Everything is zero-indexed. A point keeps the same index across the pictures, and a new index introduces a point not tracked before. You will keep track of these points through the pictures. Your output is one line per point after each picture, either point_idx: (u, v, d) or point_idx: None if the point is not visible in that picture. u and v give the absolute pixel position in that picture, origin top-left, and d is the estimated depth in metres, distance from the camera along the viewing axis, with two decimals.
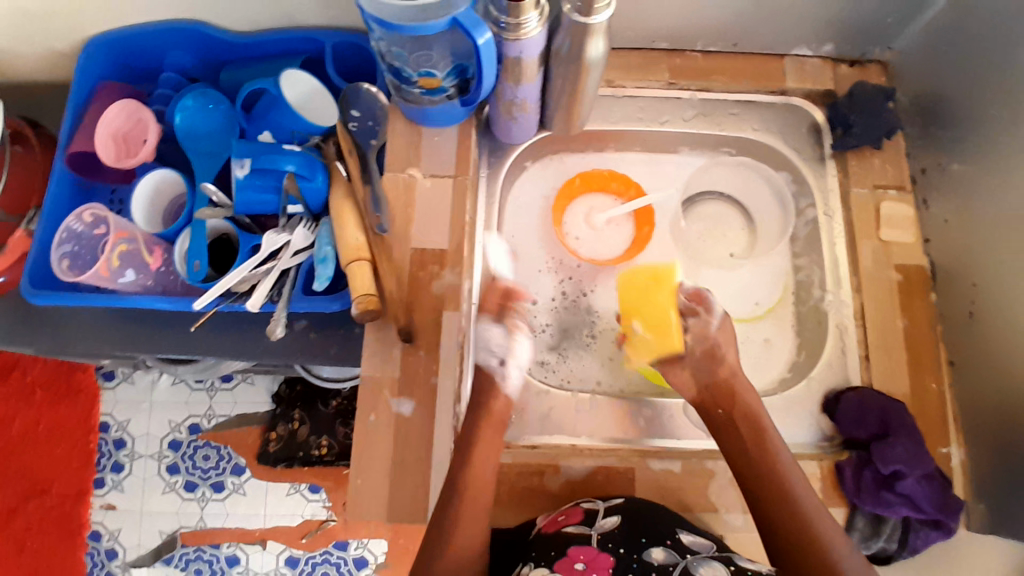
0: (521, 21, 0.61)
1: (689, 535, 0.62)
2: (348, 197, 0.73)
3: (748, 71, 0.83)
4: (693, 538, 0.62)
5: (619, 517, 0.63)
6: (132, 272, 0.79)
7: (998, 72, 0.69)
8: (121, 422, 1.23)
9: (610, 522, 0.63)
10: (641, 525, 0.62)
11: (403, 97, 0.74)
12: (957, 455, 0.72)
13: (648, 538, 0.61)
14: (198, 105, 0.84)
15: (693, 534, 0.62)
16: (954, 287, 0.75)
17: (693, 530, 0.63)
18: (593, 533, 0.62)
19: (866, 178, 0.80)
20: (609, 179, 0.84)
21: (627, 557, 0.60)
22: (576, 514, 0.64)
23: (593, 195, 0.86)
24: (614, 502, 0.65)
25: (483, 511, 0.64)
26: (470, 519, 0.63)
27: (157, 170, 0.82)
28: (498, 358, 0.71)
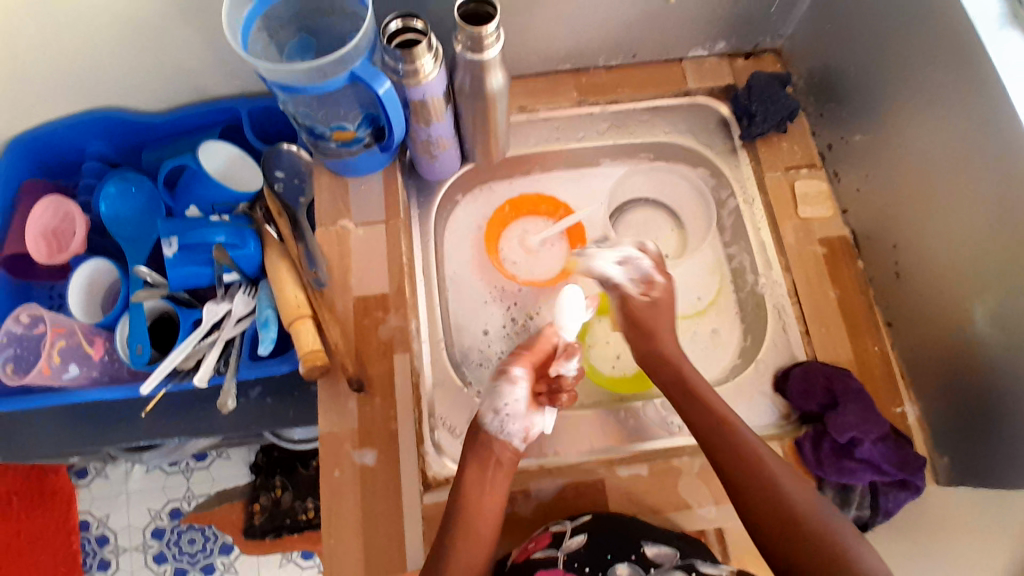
0: (418, 66, 0.64)
1: (654, 546, 0.63)
2: (284, 258, 0.75)
3: (652, 79, 0.88)
4: (657, 551, 0.62)
5: (586, 534, 0.64)
6: (75, 366, 0.79)
7: (871, 44, 0.75)
8: (101, 518, 1.19)
9: (576, 542, 0.63)
10: (606, 541, 0.63)
11: (323, 153, 0.76)
12: (912, 411, 0.73)
13: (612, 554, 0.62)
14: (121, 190, 0.85)
15: (658, 544, 0.63)
16: (878, 251, 0.78)
17: (659, 538, 0.64)
18: (560, 555, 0.62)
19: (777, 161, 0.84)
20: (538, 202, 0.88)
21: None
22: (545, 540, 0.65)
23: (524, 220, 0.90)
24: (581, 519, 0.66)
25: (479, 551, 0.63)
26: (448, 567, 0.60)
27: (90, 261, 0.83)
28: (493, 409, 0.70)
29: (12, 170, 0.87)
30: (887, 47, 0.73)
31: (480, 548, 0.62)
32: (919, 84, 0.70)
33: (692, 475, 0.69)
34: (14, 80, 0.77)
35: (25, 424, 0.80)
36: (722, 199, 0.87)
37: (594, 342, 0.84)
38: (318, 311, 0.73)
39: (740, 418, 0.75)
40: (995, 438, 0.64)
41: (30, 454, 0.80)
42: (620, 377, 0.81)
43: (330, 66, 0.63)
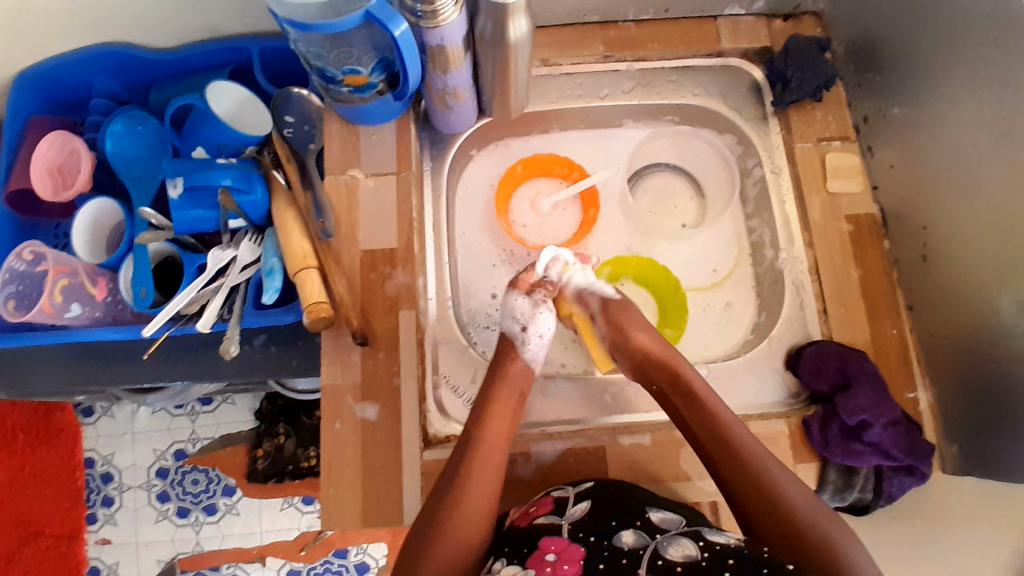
0: (437, 7, 0.61)
1: (657, 514, 0.62)
2: (291, 204, 0.73)
3: (683, 36, 0.83)
4: (661, 517, 0.61)
5: (589, 502, 0.63)
6: (77, 306, 0.78)
7: (926, 7, 0.69)
8: (106, 456, 1.22)
9: (579, 509, 0.62)
10: (611, 508, 0.62)
11: (334, 97, 0.73)
12: (924, 397, 0.72)
13: (617, 521, 0.60)
14: (127, 128, 0.81)
15: (661, 512, 0.62)
16: (907, 230, 0.74)
17: (661, 507, 0.63)
18: (565, 523, 0.61)
19: (810, 131, 0.80)
20: (552, 164, 0.84)
21: (598, 546, 0.58)
22: (546, 506, 0.64)
23: (535, 181, 0.86)
24: (584, 487, 0.65)
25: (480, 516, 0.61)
26: (457, 513, 0.59)
27: (97, 199, 0.81)
28: (521, 325, 0.71)
29: (18, 106, 0.85)
30: (939, 13, 0.68)
31: (481, 509, 0.61)
32: (967, 53, 0.65)
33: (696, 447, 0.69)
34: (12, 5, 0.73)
35: (28, 357, 0.80)
36: (747, 168, 0.84)
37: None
38: (324, 262, 0.71)
39: (748, 395, 0.74)
40: (1008, 423, 0.63)
41: (27, 391, 0.80)
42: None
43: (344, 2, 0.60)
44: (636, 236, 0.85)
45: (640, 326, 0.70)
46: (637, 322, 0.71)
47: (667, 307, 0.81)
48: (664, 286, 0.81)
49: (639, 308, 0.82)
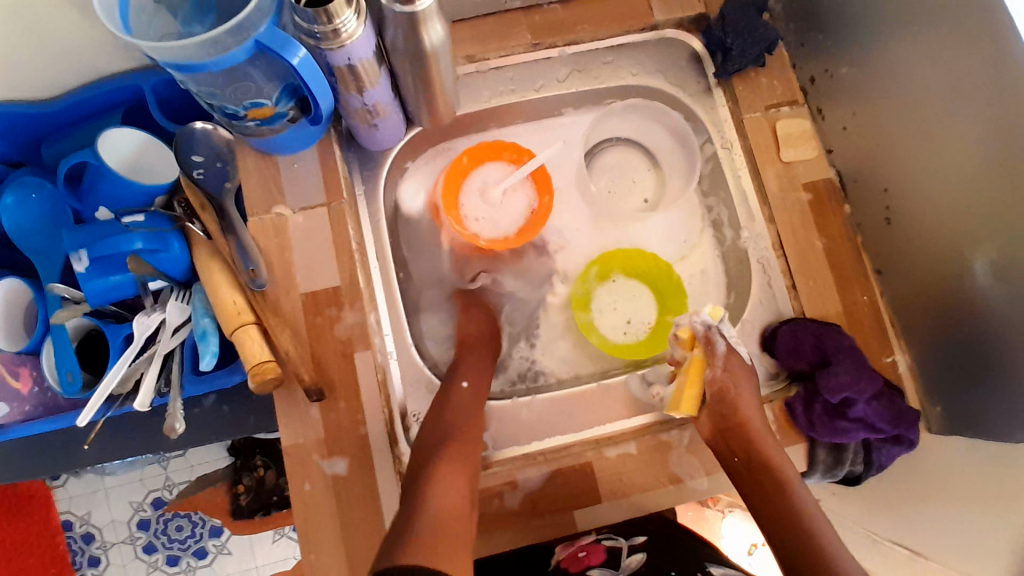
0: (337, 26, 0.54)
1: (719, 568, 0.66)
2: (214, 256, 0.67)
3: (614, 13, 0.77)
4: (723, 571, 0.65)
5: (644, 553, 0.66)
6: (2, 405, 0.72)
7: None
8: (83, 516, 1.15)
9: (635, 560, 0.66)
10: (667, 558, 0.66)
11: (242, 132, 0.66)
12: (902, 360, 0.71)
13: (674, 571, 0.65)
14: (19, 197, 0.72)
15: (723, 566, 0.66)
16: (867, 192, 0.72)
17: (723, 561, 0.67)
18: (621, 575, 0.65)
19: (756, 100, 0.76)
20: (499, 149, 0.76)
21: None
22: (598, 554, 0.66)
23: (483, 168, 0.78)
24: (637, 538, 0.68)
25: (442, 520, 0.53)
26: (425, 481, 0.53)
27: (0, 281, 0.72)
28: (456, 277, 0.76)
29: None
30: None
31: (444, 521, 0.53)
32: (903, 4, 0.62)
33: (682, 448, 0.67)
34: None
35: None
36: (698, 145, 0.80)
37: (599, 308, 0.77)
38: (262, 316, 0.65)
39: None
40: (982, 384, 0.62)
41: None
42: (634, 342, 0.76)
43: (226, 38, 0.53)
44: (595, 227, 0.80)
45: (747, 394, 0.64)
46: (739, 381, 0.64)
47: (665, 300, 0.76)
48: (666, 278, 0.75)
49: (635, 301, 0.78)
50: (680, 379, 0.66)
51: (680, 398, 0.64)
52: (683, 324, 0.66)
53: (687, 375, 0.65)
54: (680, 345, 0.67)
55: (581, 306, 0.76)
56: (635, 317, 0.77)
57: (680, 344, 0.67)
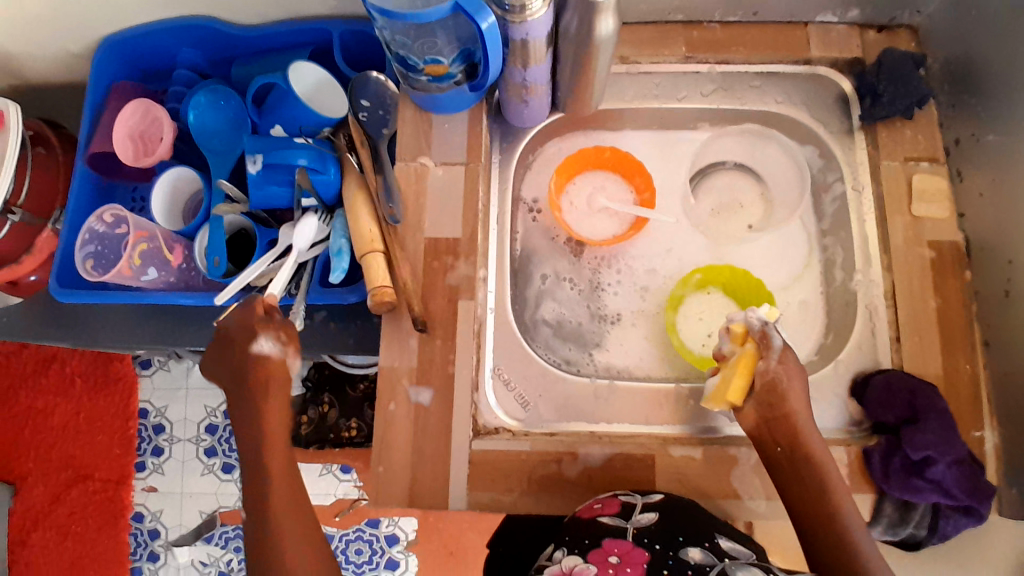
0: (526, 3, 0.60)
1: (728, 541, 0.62)
2: (361, 187, 0.74)
3: (773, 41, 0.80)
4: (731, 544, 0.61)
5: (656, 513, 0.63)
6: (154, 270, 0.80)
7: None
8: (159, 408, 1.28)
9: (647, 518, 0.63)
10: (678, 524, 0.62)
11: (411, 85, 0.73)
12: (990, 438, 0.69)
13: (685, 537, 0.61)
14: (210, 101, 0.83)
15: (732, 541, 0.62)
16: (989, 263, 0.71)
17: (731, 535, 0.63)
18: (630, 527, 0.63)
19: (897, 149, 0.76)
20: (636, 172, 0.81)
21: (663, 554, 0.61)
22: (614, 506, 0.64)
23: (603, 172, 0.84)
24: (653, 497, 0.65)
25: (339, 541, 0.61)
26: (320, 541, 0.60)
27: (177, 167, 0.83)
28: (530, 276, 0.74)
29: (102, 72, 0.86)
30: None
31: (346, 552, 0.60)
32: None
33: (747, 467, 0.68)
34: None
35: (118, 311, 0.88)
36: (826, 182, 0.80)
37: (686, 314, 0.78)
38: (390, 247, 0.72)
39: None
40: None
41: (115, 343, 0.87)
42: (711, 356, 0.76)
43: None
44: (704, 243, 0.81)
45: (795, 384, 0.64)
46: (793, 376, 0.64)
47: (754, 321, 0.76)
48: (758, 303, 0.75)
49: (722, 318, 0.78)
50: (727, 371, 0.66)
51: (726, 389, 0.65)
52: (738, 318, 0.66)
53: (735, 367, 0.65)
54: (729, 335, 0.67)
55: (669, 307, 0.78)
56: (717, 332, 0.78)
57: (727, 335, 0.67)
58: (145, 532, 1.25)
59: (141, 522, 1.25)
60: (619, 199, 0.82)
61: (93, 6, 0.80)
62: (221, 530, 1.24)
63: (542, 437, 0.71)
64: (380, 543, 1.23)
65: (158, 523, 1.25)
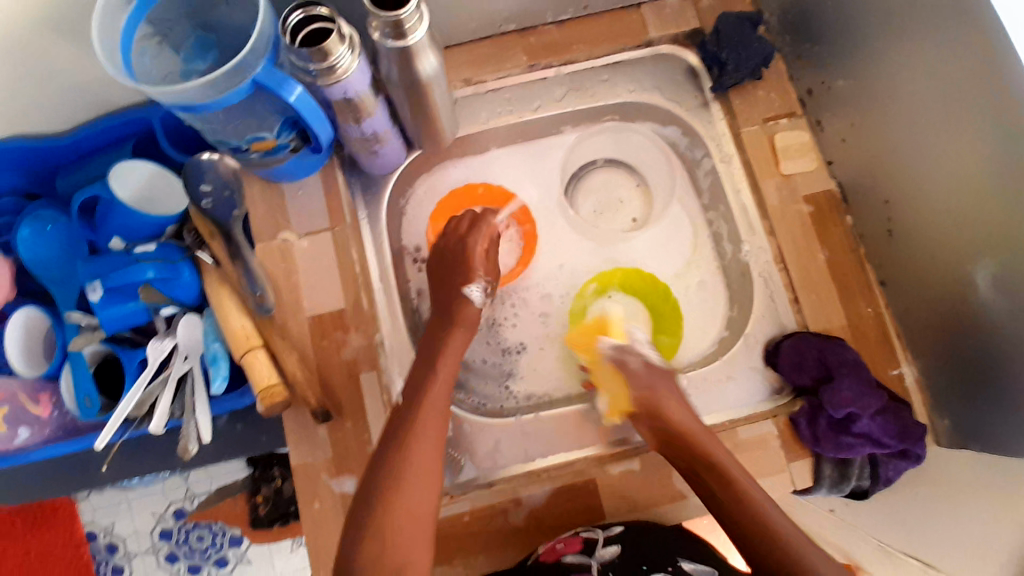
0: (333, 62, 0.55)
1: (691, 563, 0.60)
2: (223, 284, 0.69)
3: (609, 32, 0.78)
4: (695, 567, 0.60)
5: (619, 545, 0.62)
6: (24, 430, 0.74)
7: None
8: (107, 527, 1.19)
9: (610, 551, 0.61)
10: (643, 550, 0.61)
11: (247, 164, 0.68)
12: (909, 372, 0.70)
13: (648, 564, 0.60)
14: (36, 230, 0.75)
15: (696, 562, 0.60)
16: (867, 204, 0.71)
17: (697, 557, 0.61)
18: (593, 563, 0.61)
19: (754, 112, 0.76)
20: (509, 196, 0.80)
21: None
22: (574, 544, 0.63)
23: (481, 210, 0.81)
24: (614, 529, 0.64)
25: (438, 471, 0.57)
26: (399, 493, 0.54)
27: (21, 309, 0.75)
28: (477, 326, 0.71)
29: None
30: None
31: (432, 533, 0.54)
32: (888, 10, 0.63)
33: None
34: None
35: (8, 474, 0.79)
36: (697, 158, 0.80)
37: None
38: (268, 339, 0.68)
39: (732, 399, 0.71)
40: (979, 400, 0.62)
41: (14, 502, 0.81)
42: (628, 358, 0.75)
43: (226, 78, 0.54)
44: (592, 246, 0.80)
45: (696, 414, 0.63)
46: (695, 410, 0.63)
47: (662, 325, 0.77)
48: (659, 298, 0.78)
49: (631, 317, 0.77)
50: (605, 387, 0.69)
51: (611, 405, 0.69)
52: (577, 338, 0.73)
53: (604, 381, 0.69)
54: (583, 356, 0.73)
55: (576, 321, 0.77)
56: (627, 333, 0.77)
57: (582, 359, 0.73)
58: None
59: None
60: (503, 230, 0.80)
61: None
62: None
63: (479, 491, 0.68)
64: None
65: None
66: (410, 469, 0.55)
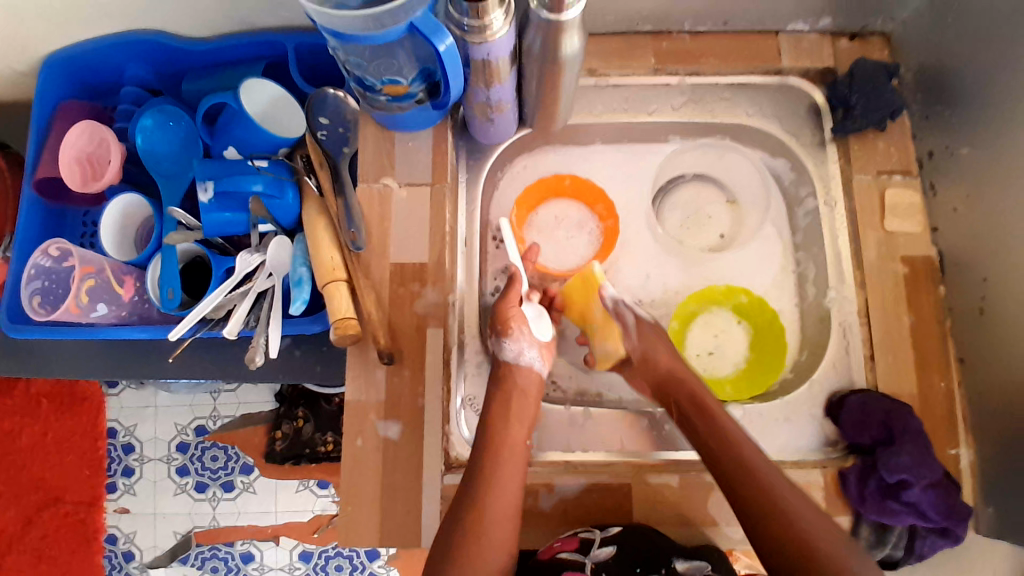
0: (486, 21, 0.57)
1: (684, 563, 0.61)
2: (321, 213, 0.72)
3: (741, 53, 0.78)
4: (687, 567, 0.60)
5: (615, 546, 0.61)
6: (103, 306, 0.77)
7: None
8: (128, 427, 1.23)
9: (605, 552, 0.61)
10: (639, 554, 0.61)
11: (371, 104, 0.70)
12: (966, 454, 0.68)
13: (642, 567, 0.60)
14: (158, 122, 0.79)
15: (688, 561, 0.61)
16: (965, 279, 0.70)
17: (688, 556, 0.62)
18: (588, 561, 0.60)
19: (870, 162, 0.75)
20: (596, 198, 0.80)
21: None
22: (572, 543, 0.63)
23: (566, 201, 0.82)
24: (611, 531, 0.63)
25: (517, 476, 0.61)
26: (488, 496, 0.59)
27: (123, 194, 0.78)
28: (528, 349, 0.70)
29: (47, 90, 0.82)
30: (1015, 50, 0.64)
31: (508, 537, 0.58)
32: None
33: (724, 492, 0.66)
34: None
35: (67, 345, 0.82)
36: (799, 196, 0.79)
37: (697, 324, 0.77)
38: (353, 276, 0.69)
39: (786, 437, 0.70)
40: None
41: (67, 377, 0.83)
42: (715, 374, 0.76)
43: (387, 16, 0.56)
44: (674, 259, 0.80)
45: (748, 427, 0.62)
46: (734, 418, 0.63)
47: (758, 366, 0.75)
48: (770, 335, 0.75)
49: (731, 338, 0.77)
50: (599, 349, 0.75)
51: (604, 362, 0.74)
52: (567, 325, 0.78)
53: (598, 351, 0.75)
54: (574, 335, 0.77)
55: (679, 317, 0.77)
56: (722, 354, 0.77)
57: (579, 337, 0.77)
58: (120, 554, 1.21)
59: (115, 544, 1.21)
60: (583, 227, 0.81)
61: (26, 26, 0.75)
62: (197, 550, 1.20)
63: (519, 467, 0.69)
64: (360, 558, 1.19)
65: (132, 544, 1.21)
66: (500, 477, 0.60)
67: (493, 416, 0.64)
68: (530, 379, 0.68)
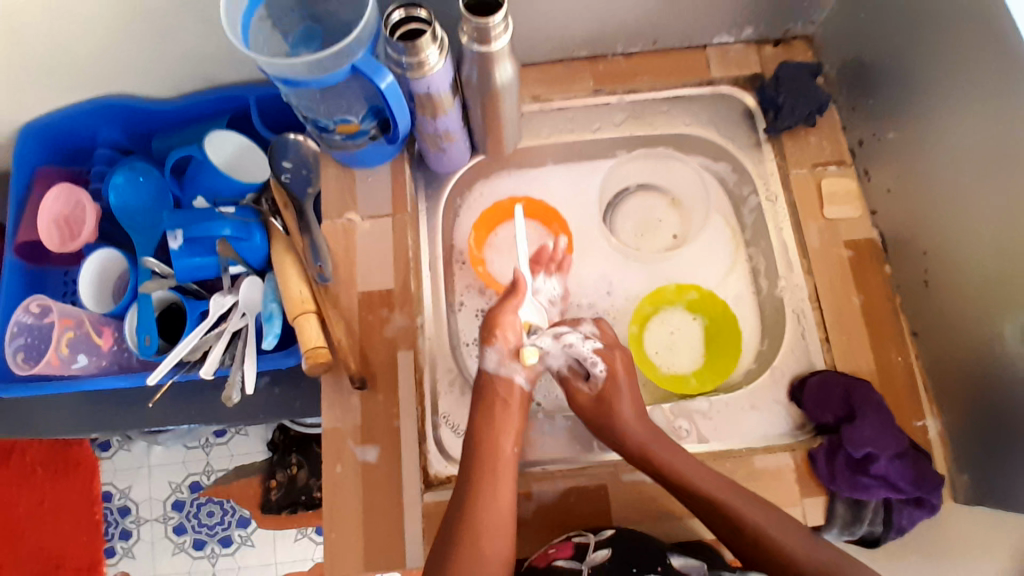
0: (423, 59, 0.62)
1: (679, 559, 0.60)
2: (288, 250, 0.74)
3: (674, 67, 0.84)
4: (683, 563, 0.60)
5: (610, 548, 0.61)
6: (84, 356, 0.80)
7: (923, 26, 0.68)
8: (123, 489, 1.23)
9: (601, 555, 0.60)
10: (632, 555, 0.60)
11: (328, 144, 0.74)
12: (932, 424, 0.70)
13: (638, 567, 0.58)
14: (129, 179, 0.83)
15: (683, 558, 0.61)
16: (907, 256, 0.73)
17: (684, 554, 0.61)
18: (584, 566, 0.59)
19: (804, 157, 0.80)
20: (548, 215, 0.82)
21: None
22: (567, 549, 0.62)
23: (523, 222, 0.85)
24: (605, 534, 0.63)
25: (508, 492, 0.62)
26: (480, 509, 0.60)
27: (101, 249, 0.83)
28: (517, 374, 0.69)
29: (23, 158, 0.86)
30: (916, 40, 0.69)
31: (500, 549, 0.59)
32: (943, 74, 0.66)
33: None
34: (7, 67, 0.76)
35: (50, 403, 0.84)
36: (743, 195, 0.83)
37: (654, 326, 0.81)
38: (322, 306, 0.71)
39: (756, 429, 0.72)
40: (1002, 458, 0.63)
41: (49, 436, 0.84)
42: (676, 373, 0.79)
43: (330, 60, 0.61)
44: (632, 266, 0.83)
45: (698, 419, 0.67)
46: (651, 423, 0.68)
47: (715, 357, 0.79)
48: (722, 326, 0.79)
49: (687, 336, 0.81)
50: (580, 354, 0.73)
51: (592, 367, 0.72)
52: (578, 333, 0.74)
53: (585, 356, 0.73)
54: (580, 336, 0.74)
55: (636, 321, 0.80)
56: (682, 352, 0.80)
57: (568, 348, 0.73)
58: None
59: None
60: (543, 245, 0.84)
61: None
62: None
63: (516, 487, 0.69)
64: None
65: None
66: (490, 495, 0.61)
67: (480, 431, 0.65)
68: (511, 388, 0.68)
